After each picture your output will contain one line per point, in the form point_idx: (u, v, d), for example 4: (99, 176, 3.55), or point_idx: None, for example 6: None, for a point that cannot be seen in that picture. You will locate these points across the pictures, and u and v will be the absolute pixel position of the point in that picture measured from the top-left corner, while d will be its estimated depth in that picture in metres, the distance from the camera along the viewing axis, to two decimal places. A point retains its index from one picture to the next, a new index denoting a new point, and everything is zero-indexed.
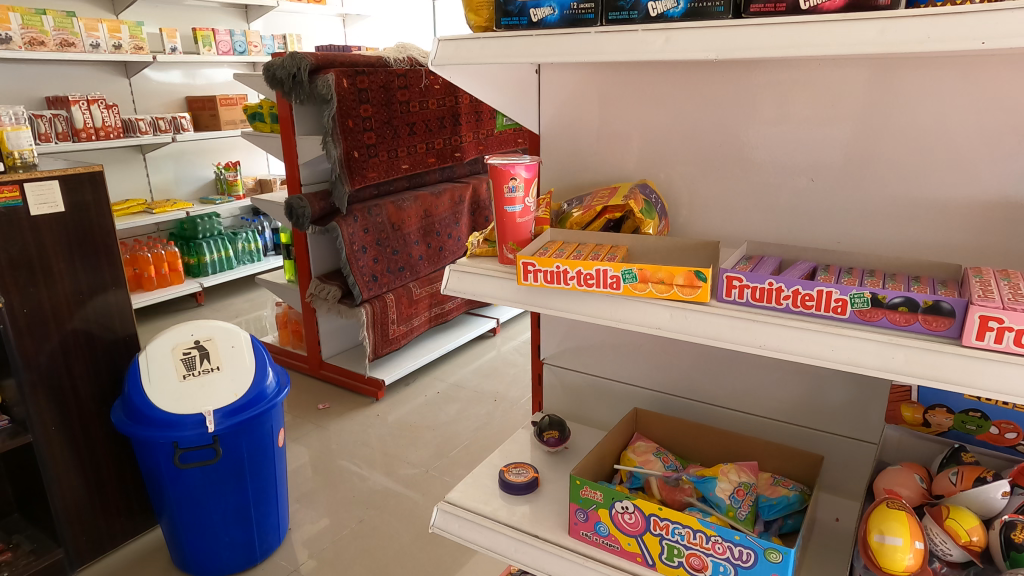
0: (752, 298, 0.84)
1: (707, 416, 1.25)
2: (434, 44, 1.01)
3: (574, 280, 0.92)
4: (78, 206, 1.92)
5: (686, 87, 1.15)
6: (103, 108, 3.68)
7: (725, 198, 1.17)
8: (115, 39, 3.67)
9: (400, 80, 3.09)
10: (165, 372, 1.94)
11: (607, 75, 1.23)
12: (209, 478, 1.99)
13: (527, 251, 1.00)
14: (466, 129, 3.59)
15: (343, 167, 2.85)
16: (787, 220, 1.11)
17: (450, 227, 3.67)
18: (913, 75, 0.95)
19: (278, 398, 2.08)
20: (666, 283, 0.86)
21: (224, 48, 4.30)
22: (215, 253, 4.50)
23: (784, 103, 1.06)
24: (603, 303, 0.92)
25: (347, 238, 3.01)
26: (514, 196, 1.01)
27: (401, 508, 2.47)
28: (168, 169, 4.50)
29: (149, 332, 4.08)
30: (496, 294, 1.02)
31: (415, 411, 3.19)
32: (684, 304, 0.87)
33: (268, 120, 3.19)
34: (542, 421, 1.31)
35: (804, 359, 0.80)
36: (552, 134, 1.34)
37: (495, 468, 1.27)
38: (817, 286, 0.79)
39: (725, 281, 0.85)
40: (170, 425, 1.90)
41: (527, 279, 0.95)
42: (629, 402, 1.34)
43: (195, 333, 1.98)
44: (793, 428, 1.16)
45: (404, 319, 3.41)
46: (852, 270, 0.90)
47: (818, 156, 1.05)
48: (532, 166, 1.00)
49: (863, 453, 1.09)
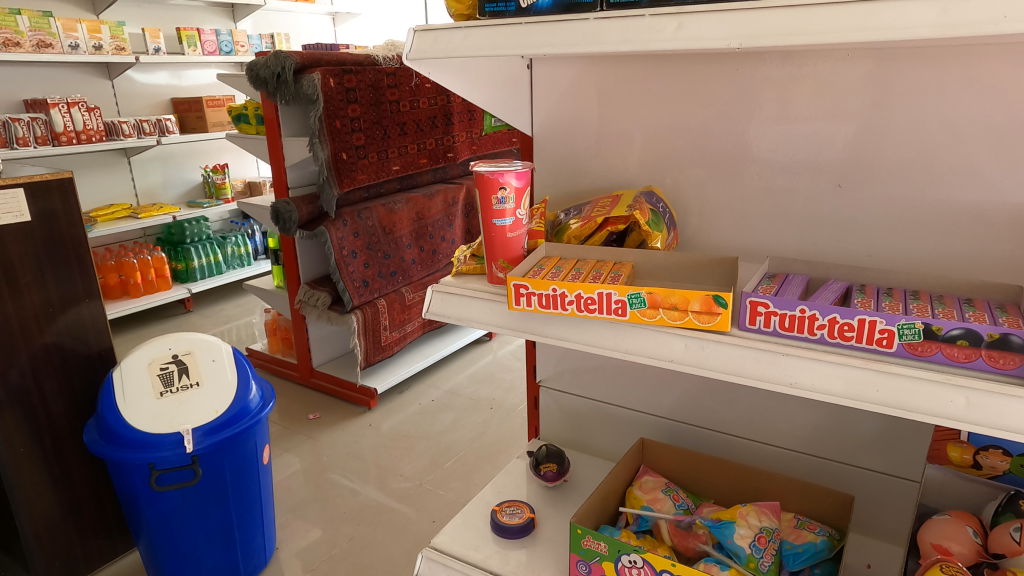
0: (780, 327, 0.72)
1: (721, 447, 1.12)
2: (409, 37, 0.91)
3: (573, 304, 0.79)
4: (45, 213, 1.78)
5: (694, 84, 1.04)
6: (85, 110, 3.52)
7: (741, 204, 1.04)
8: (95, 39, 3.52)
9: (389, 79, 2.96)
10: (141, 389, 1.83)
11: (606, 70, 1.11)
12: (189, 500, 1.86)
13: (519, 270, 0.87)
14: (458, 128, 3.45)
15: (331, 169, 2.72)
16: (811, 229, 0.99)
17: (444, 229, 3.52)
18: (960, 63, 0.84)
19: (262, 413, 1.96)
20: (679, 308, 0.74)
21: (210, 47, 4.17)
22: (204, 258, 4.37)
23: (809, 99, 0.95)
24: (607, 332, 0.80)
25: (337, 242, 2.88)
26: (504, 208, 0.87)
27: (395, 523, 2.34)
28: (155, 172, 4.36)
29: (133, 340, 3.94)
30: (483, 317, 0.89)
31: (408, 420, 3.06)
32: (700, 333, 0.75)
33: (253, 122, 3.07)
34: (538, 453, 1.19)
35: (843, 400, 0.69)
36: (547, 137, 1.22)
37: (487, 505, 1.15)
38: (858, 314, 0.68)
39: (748, 307, 0.74)
40: (145, 445, 1.76)
41: (518, 303, 0.82)
42: (633, 429, 1.22)
43: (173, 347, 1.89)
44: (818, 461, 1.02)
45: (397, 325, 3.27)
46: (892, 291, 0.78)
47: (849, 157, 0.93)
48: (523, 173, 0.87)
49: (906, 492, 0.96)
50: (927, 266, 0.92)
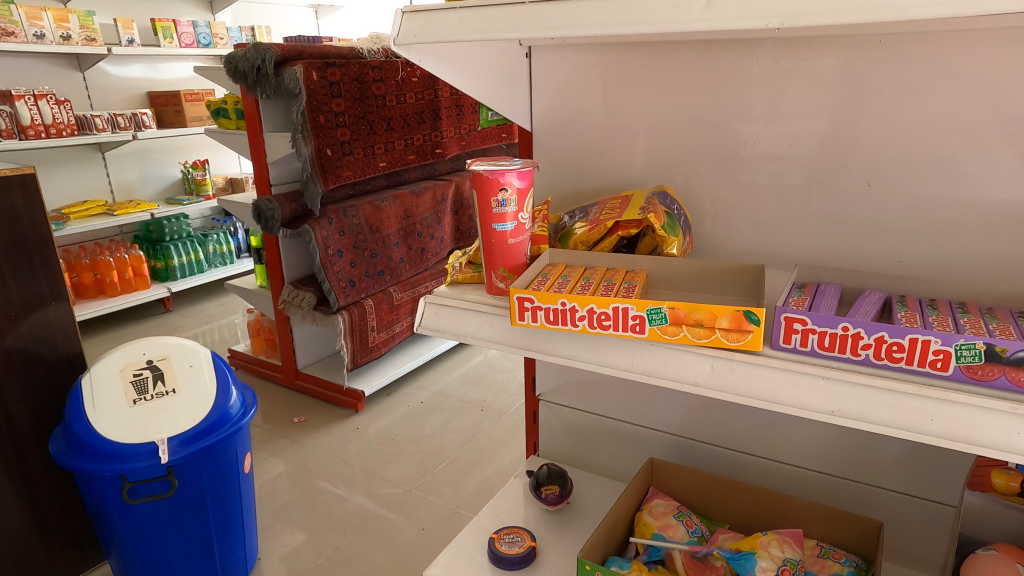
0: (819, 346, 0.64)
1: (735, 467, 1.05)
2: (398, 20, 0.81)
3: (584, 320, 0.71)
4: (4, 211, 1.65)
5: (709, 75, 0.95)
6: (53, 103, 3.34)
7: (761, 205, 0.96)
8: (63, 29, 3.34)
9: (375, 72, 2.84)
10: (113, 396, 1.71)
11: (612, 59, 1.02)
12: (164, 512, 1.74)
13: (521, 281, 0.78)
14: (447, 123, 3.30)
15: (315, 165, 2.60)
16: (835, 232, 0.91)
17: (433, 227, 3.40)
18: (1008, 49, 0.75)
19: (243, 421, 1.84)
20: (705, 326, 0.66)
21: (187, 40, 4.01)
22: (184, 256, 4.21)
23: (838, 89, 0.86)
24: (623, 350, 0.71)
25: (321, 241, 2.75)
26: (504, 211, 0.78)
27: (382, 532, 2.24)
28: (132, 168, 4.18)
29: (110, 341, 3.77)
30: (482, 332, 0.80)
31: (397, 423, 2.96)
32: (729, 352, 0.67)
33: (233, 116, 2.93)
34: (539, 473, 1.10)
35: (892, 431, 0.61)
36: (547, 132, 1.12)
37: (484, 531, 1.06)
38: (909, 333, 0.60)
39: (782, 323, 0.66)
40: (117, 456, 1.64)
41: (522, 318, 0.73)
42: (640, 445, 1.14)
43: (147, 352, 1.78)
44: (840, 482, 0.96)
45: (385, 325, 3.15)
46: (937, 303, 0.71)
47: (882, 154, 0.85)
48: (526, 173, 0.78)
49: (941, 517, 0.89)
50: (963, 269, 0.84)
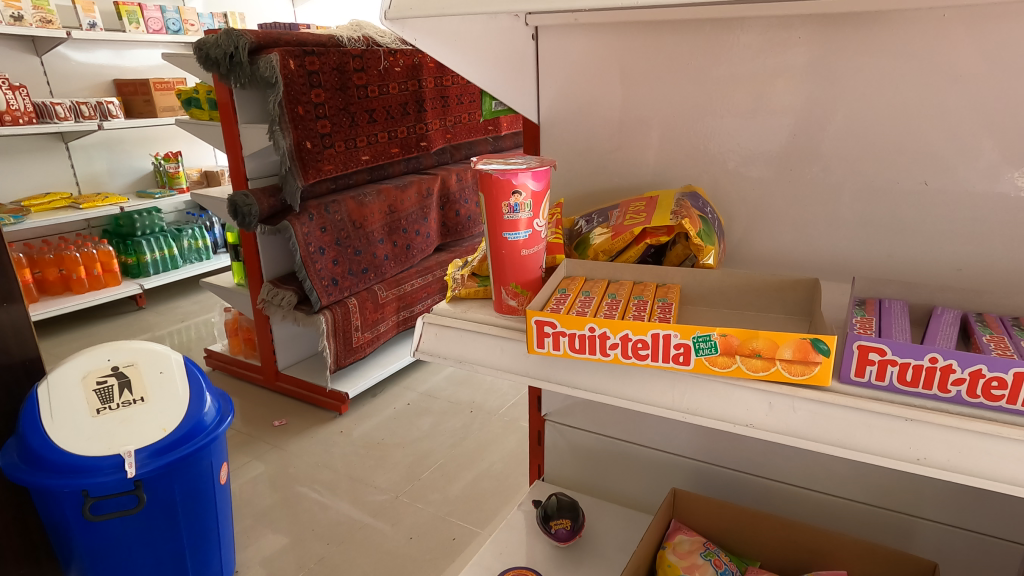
0: (898, 380, 0.54)
1: (764, 497, 0.95)
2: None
3: (616, 349, 0.60)
4: None
5: (740, 58, 0.84)
6: (7, 87, 3.11)
7: (802, 206, 0.85)
8: (13, 9, 3.10)
9: (356, 62, 2.68)
10: (72, 405, 1.51)
11: (629, 43, 0.90)
12: (132, 528, 1.55)
13: (539, 300, 0.66)
14: (432, 114, 3.13)
15: (294, 159, 2.44)
16: (883, 236, 0.81)
17: (419, 223, 3.23)
18: None
19: (219, 430, 1.66)
20: (764, 356, 0.56)
21: (154, 25, 3.78)
22: (157, 251, 3.99)
23: (895, 73, 0.75)
24: (662, 384, 0.61)
25: (302, 238, 2.60)
26: (517, 218, 0.66)
27: (369, 542, 2.11)
28: (99, 158, 3.94)
29: (77, 340, 3.55)
30: (492, 359, 0.69)
31: (383, 426, 2.83)
32: (792, 387, 0.56)
33: (205, 106, 2.75)
34: (547, 505, 1.00)
35: (990, 484, 0.51)
36: (556, 126, 1.01)
37: (488, 571, 0.95)
38: (1014, 368, 0.49)
39: (854, 353, 0.55)
40: (78, 469, 1.45)
41: (541, 346, 0.62)
42: (656, 470, 1.04)
43: (113, 359, 1.59)
44: (882, 513, 0.87)
45: (369, 325, 3.00)
46: (1021, 322, 0.61)
47: (946, 147, 0.75)
48: (543, 173, 0.66)
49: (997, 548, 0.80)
50: None
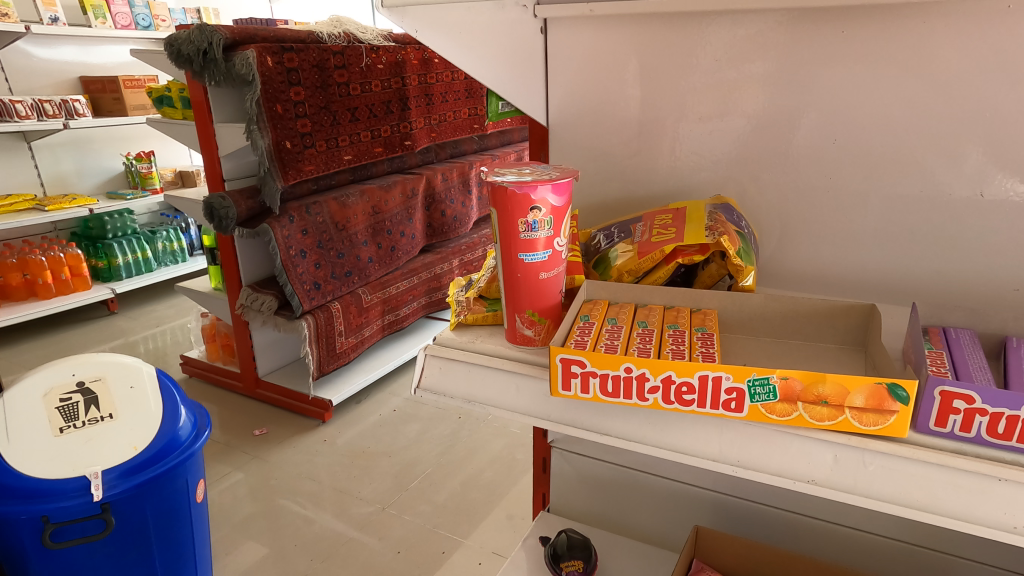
0: (987, 432, 0.46)
1: (792, 533, 0.88)
2: None
3: (655, 393, 0.51)
4: None
5: (775, 53, 0.75)
6: None
7: (839, 217, 0.78)
8: None
9: (337, 58, 2.55)
10: (30, 425, 1.33)
11: (648, 37, 0.82)
12: (97, 557, 1.40)
13: (561, 332, 0.57)
14: (416, 113, 3.00)
15: (273, 159, 2.32)
16: (928, 249, 0.74)
17: (404, 224, 3.11)
18: None
19: (196, 446, 1.52)
20: (832, 404, 0.48)
21: (123, 21, 3.59)
22: (129, 254, 3.79)
23: (954, 67, 0.67)
24: (708, 432, 0.54)
25: (282, 241, 2.47)
26: (535, 236, 0.57)
27: (355, 558, 2.00)
28: (67, 159, 3.74)
29: (43, 348, 3.35)
30: (506, 399, 0.61)
31: (368, 435, 2.71)
32: (862, 439, 0.49)
33: (178, 104, 2.60)
34: (558, 542, 0.92)
35: None
36: (566, 128, 0.92)
37: None
38: None
39: (936, 400, 0.47)
40: (36, 494, 1.29)
41: (566, 388, 0.54)
42: (673, 500, 0.96)
43: (77, 373, 1.40)
44: (922, 551, 0.80)
45: (353, 330, 2.87)
46: None
47: (1011, 147, 0.67)
48: (565, 186, 0.57)
49: None
50: None
